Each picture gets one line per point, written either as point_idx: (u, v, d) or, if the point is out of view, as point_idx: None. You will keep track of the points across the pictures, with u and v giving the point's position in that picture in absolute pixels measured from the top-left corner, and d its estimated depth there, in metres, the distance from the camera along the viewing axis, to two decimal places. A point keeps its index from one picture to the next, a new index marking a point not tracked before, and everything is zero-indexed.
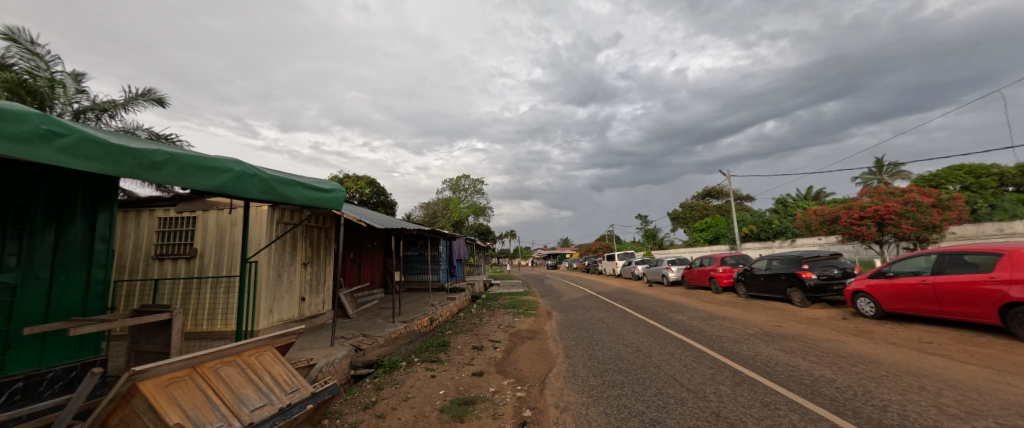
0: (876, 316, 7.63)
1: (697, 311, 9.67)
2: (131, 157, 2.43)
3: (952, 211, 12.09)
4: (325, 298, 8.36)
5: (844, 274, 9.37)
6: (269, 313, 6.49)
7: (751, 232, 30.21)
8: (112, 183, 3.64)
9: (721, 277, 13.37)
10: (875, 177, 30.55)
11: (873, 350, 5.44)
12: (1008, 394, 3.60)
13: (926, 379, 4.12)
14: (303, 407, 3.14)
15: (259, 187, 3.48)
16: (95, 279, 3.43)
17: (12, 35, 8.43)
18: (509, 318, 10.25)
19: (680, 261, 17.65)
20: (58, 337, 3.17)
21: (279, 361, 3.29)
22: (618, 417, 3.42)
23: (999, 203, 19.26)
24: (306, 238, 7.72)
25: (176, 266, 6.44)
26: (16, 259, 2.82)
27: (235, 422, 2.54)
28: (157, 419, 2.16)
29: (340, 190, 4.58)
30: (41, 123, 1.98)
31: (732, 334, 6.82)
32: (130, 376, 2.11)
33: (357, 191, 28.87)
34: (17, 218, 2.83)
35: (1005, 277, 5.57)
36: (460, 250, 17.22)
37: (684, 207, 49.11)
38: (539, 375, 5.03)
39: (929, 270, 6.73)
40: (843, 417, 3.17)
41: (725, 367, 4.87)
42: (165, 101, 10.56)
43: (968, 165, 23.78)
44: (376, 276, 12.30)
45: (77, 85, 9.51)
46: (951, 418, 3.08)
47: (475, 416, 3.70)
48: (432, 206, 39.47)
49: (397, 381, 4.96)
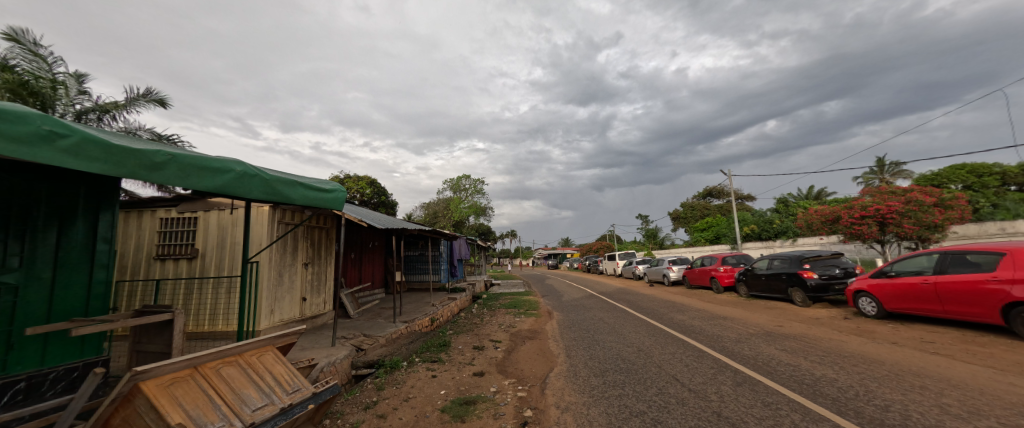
0: (878, 315, 7.61)
1: (698, 311, 9.66)
2: (131, 158, 2.43)
3: (954, 210, 12.05)
4: (326, 298, 8.37)
5: (845, 274, 9.35)
6: (270, 313, 6.49)
7: (752, 231, 30.16)
8: (114, 184, 3.65)
9: (722, 277, 13.35)
10: (877, 177, 30.47)
11: (875, 350, 5.42)
12: (1011, 394, 3.59)
13: (928, 379, 4.11)
14: (304, 407, 3.14)
15: (259, 187, 3.48)
16: (97, 279, 3.44)
17: (15, 36, 8.46)
18: (510, 318, 10.26)
19: (681, 260, 17.63)
20: (61, 337, 3.18)
21: (280, 361, 3.29)
22: (619, 418, 3.42)
23: (1002, 202, 19.18)
24: (307, 238, 7.73)
25: (177, 267, 6.46)
26: (19, 260, 2.83)
27: (237, 423, 2.54)
28: (159, 419, 2.16)
29: (341, 190, 4.58)
30: (42, 123, 1.98)
31: (733, 334, 6.81)
32: (132, 376, 2.11)
33: (358, 191, 28.93)
34: (19, 219, 2.83)
35: (1008, 276, 5.55)
36: (461, 250, 17.21)
37: (685, 206, 49.04)
38: (540, 375, 5.02)
39: (931, 270, 6.71)
40: (846, 417, 3.16)
41: (726, 366, 4.86)
42: (167, 102, 10.58)
43: (970, 164, 23.69)
44: (376, 276, 12.31)
45: (79, 86, 9.53)
46: (954, 418, 3.07)
47: (475, 416, 3.70)
48: (433, 206, 39.50)
49: (398, 381, 4.96)
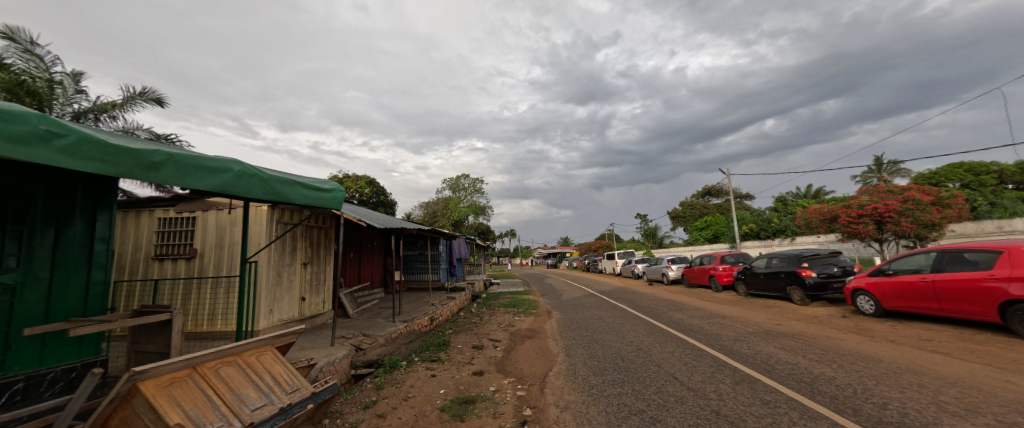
0: (876, 313, 7.64)
1: (697, 310, 9.69)
2: (129, 157, 2.42)
3: (952, 208, 12.09)
4: (324, 298, 8.35)
5: (844, 272, 9.38)
6: (269, 312, 6.48)
7: (751, 230, 30.24)
8: (112, 183, 3.63)
9: (721, 276, 13.38)
10: (875, 175, 30.53)
11: (873, 348, 5.44)
12: (1008, 392, 3.61)
13: (926, 377, 4.13)
14: (303, 407, 3.14)
15: (257, 186, 3.47)
16: (95, 280, 3.43)
17: (11, 35, 8.40)
18: (509, 318, 10.27)
19: (680, 259, 17.65)
20: (59, 337, 3.17)
21: (279, 361, 3.29)
22: (618, 416, 3.43)
23: (999, 200, 19.24)
24: (306, 238, 7.72)
25: (176, 267, 6.45)
26: (16, 260, 2.82)
27: (235, 422, 2.53)
28: (158, 420, 2.16)
29: (339, 190, 4.57)
30: (40, 123, 1.98)
31: (732, 333, 6.83)
32: (130, 376, 2.11)
33: (357, 191, 28.93)
34: (16, 219, 2.82)
35: (1005, 274, 5.57)
36: (460, 249, 17.21)
37: (684, 205, 49.09)
38: (539, 374, 5.04)
39: (929, 268, 6.74)
40: (844, 415, 3.17)
41: (725, 365, 4.87)
42: (164, 101, 10.54)
43: (968, 162, 23.74)
44: (376, 276, 12.30)
45: (75, 85, 9.48)
46: (951, 416, 3.08)
47: (475, 415, 3.70)
48: (432, 205, 39.50)
49: (397, 381, 4.96)
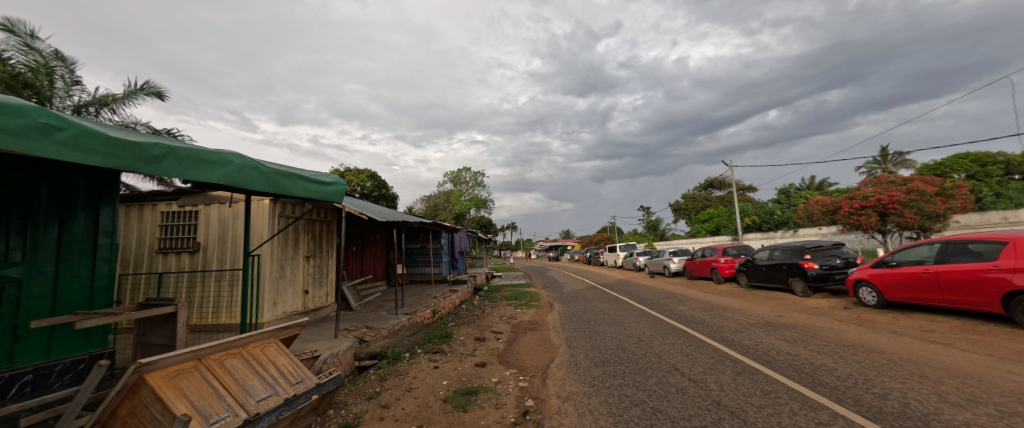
0: (878, 305, 7.64)
1: (700, 302, 9.68)
2: (130, 150, 2.41)
3: (956, 199, 11.97)
4: (327, 290, 8.41)
5: (846, 264, 9.33)
6: (273, 306, 6.53)
7: (753, 222, 30.14)
8: (113, 177, 3.62)
9: (723, 268, 13.38)
10: (880, 167, 30.26)
11: (875, 339, 5.44)
12: (1009, 382, 3.61)
13: (927, 367, 4.14)
14: (308, 397, 3.18)
15: (260, 179, 3.46)
16: (100, 272, 3.46)
17: (11, 28, 8.36)
18: (511, 310, 10.36)
19: (682, 251, 17.60)
20: (67, 329, 3.22)
21: (283, 353, 3.32)
22: (619, 407, 3.46)
23: (1005, 191, 19.12)
24: (308, 231, 7.74)
25: (180, 260, 6.52)
26: (21, 254, 2.84)
27: (241, 413, 2.57)
28: (164, 410, 2.18)
29: (340, 183, 4.56)
30: (38, 116, 1.95)
31: (733, 324, 6.86)
32: (136, 367, 2.13)
33: (359, 185, 29.13)
34: (20, 212, 2.83)
35: (1010, 265, 5.54)
36: (462, 242, 17.42)
37: (686, 198, 48.89)
38: (541, 365, 5.09)
39: (932, 259, 6.70)
40: (845, 405, 3.19)
41: (727, 356, 4.88)
42: (164, 94, 10.50)
43: (973, 153, 23.57)
44: (378, 268, 12.37)
45: (72, 76, 9.42)
46: (951, 406, 3.09)
47: (477, 406, 3.74)
48: (433, 199, 39.61)
49: (400, 372, 5.00)
